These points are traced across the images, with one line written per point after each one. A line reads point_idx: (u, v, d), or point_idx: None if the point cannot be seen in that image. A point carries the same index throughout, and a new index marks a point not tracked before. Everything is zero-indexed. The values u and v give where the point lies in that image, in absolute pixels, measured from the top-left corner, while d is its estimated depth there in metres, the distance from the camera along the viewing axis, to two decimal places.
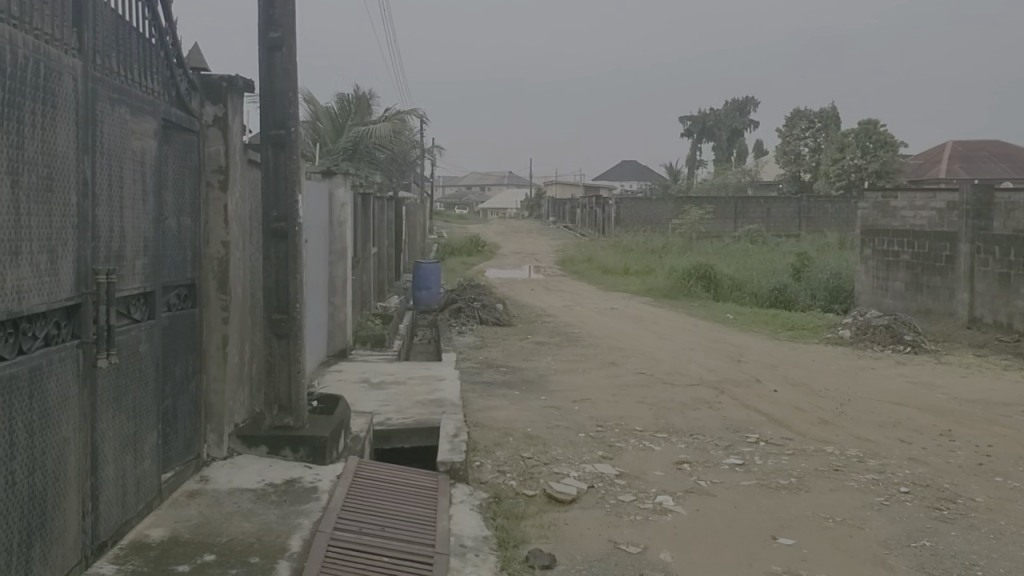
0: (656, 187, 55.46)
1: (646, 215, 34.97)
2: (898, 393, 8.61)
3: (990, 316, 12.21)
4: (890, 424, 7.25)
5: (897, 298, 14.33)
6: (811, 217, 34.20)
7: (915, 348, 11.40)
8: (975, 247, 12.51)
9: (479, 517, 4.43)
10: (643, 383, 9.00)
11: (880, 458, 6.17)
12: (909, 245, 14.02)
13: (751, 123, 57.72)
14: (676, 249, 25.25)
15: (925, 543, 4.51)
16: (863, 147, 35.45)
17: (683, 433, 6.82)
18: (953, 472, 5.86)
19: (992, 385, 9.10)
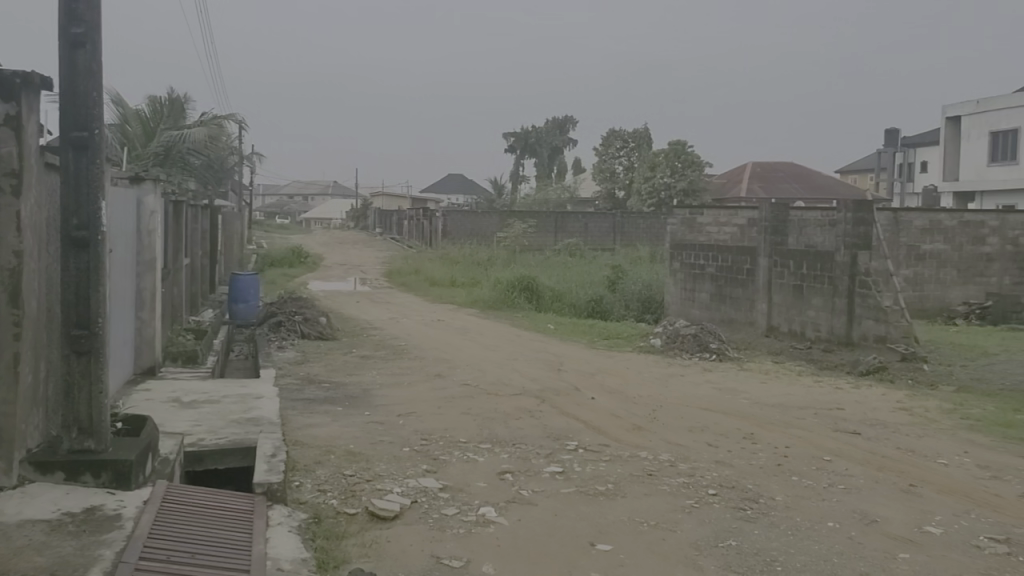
0: (481, 201, 56.22)
1: (471, 227, 35.22)
2: (705, 399, 9.09)
3: (786, 325, 13.14)
4: (699, 428, 7.63)
5: (704, 308, 15.16)
6: (625, 232, 35.63)
7: (721, 355, 12.08)
8: (772, 260, 13.42)
9: (298, 538, 4.30)
10: (466, 395, 9.05)
11: (691, 462, 6.48)
12: (714, 258, 14.88)
13: (571, 141, 59.73)
14: (500, 261, 25.69)
15: (731, 543, 4.77)
16: (672, 167, 37.34)
17: (506, 443, 6.90)
18: (755, 472, 6.24)
19: (787, 389, 9.78)
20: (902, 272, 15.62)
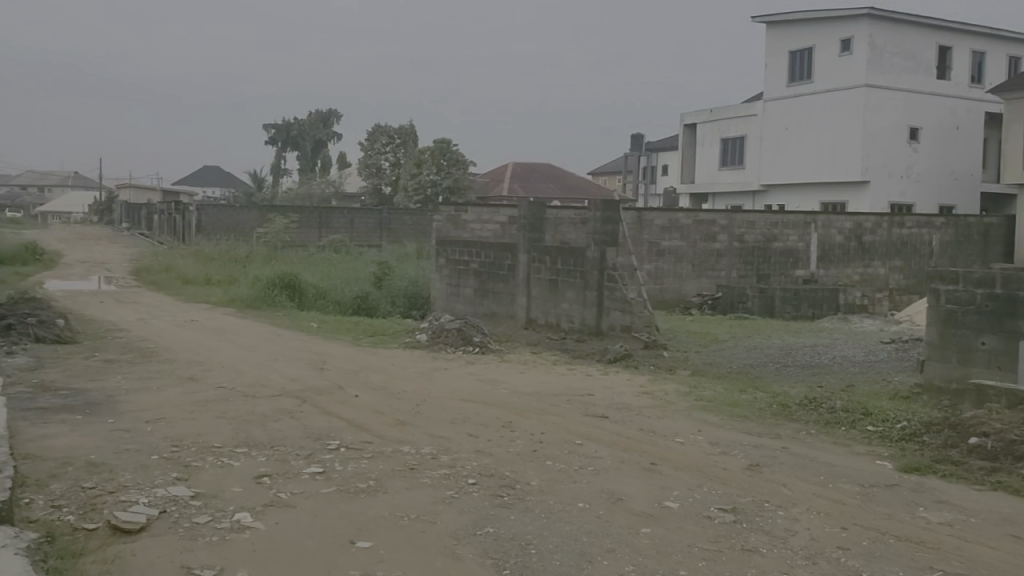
0: (240, 195, 54.06)
1: (230, 222, 33.75)
2: (466, 391, 9.30)
3: (543, 317, 13.71)
4: (460, 420, 7.80)
5: (467, 302, 15.50)
6: (391, 228, 35.59)
7: (482, 348, 12.39)
8: (530, 256, 13.95)
9: (27, 561, 3.95)
10: (223, 397, 8.70)
11: (451, 454, 6.62)
12: (476, 254, 15.24)
13: (335, 136, 58.85)
14: (262, 258, 24.85)
15: (488, 530, 4.93)
16: (437, 164, 37.86)
17: (264, 445, 6.70)
18: (512, 460, 6.48)
19: (544, 378, 10.22)
20: (645, 267, 16.87)
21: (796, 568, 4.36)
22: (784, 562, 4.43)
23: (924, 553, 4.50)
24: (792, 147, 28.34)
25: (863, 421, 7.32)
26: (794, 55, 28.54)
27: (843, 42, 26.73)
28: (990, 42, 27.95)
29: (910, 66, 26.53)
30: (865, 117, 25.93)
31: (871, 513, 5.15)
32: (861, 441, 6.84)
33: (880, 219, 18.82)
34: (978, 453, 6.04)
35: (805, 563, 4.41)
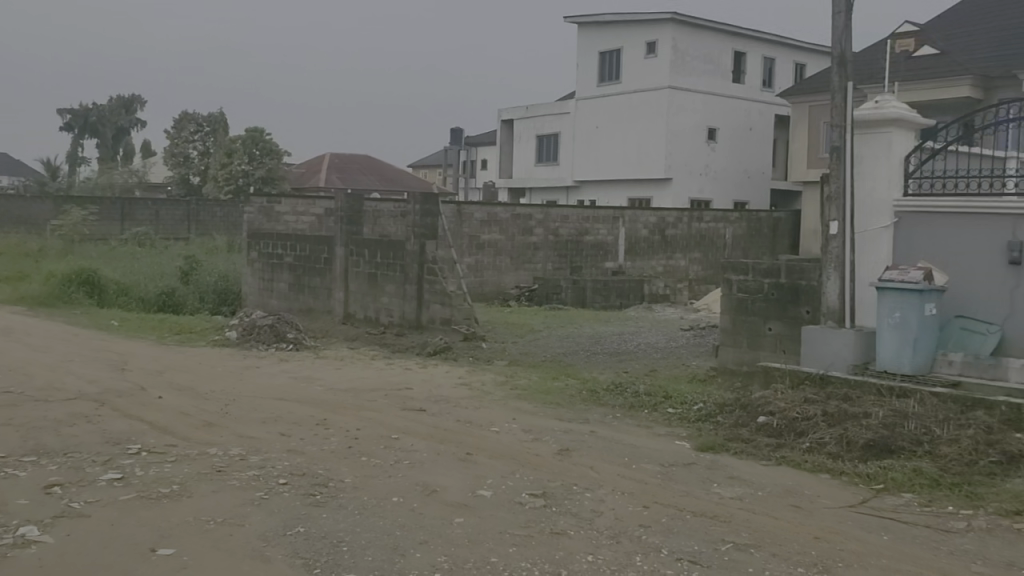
0: (30, 185, 50.04)
1: (18, 213, 31.15)
2: (280, 389, 9.05)
3: (361, 312, 13.55)
4: (272, 419, 7.58)
5: (282, 297, 15.07)
6: (200, 220, 34.01)
7: (297, 344, 12.08)
8: (347, 249, 13.75)
9: None
10: (8, 403, 8.03)
11: (262, 454, 6.43)
12: (291, 248, 14.84)
13: (138, 122, 55.57)
14: (55, 252, 23.10)
15: (299, 530, 4.83)
16: (250, 154, 36.55)
17: (55, 452, 6.25)
18: (326, 457, 6.37)
19: (360, 373, 10.10)
20: (464, 260, 16.97)
21: (601, 547, 4.55)
22: (590, 543, 4.60)
23: (717, 526, 4.81)
24: (602, 144, 29.41)
25: (665, 404, 7.71)
26: (604, 55, 29.62)
27: (648, 45, 27.98)
28: (779, 50, 30.11)
29: (709, 70, 28.16)
30: (670, 117, 27.30)
31: (670, 491, 5.44)
32: (664, 423, 7.21)
33: (683, 214, 19.89)
34: (764, 431, 6.51)
35: (610, 542, 4.60)
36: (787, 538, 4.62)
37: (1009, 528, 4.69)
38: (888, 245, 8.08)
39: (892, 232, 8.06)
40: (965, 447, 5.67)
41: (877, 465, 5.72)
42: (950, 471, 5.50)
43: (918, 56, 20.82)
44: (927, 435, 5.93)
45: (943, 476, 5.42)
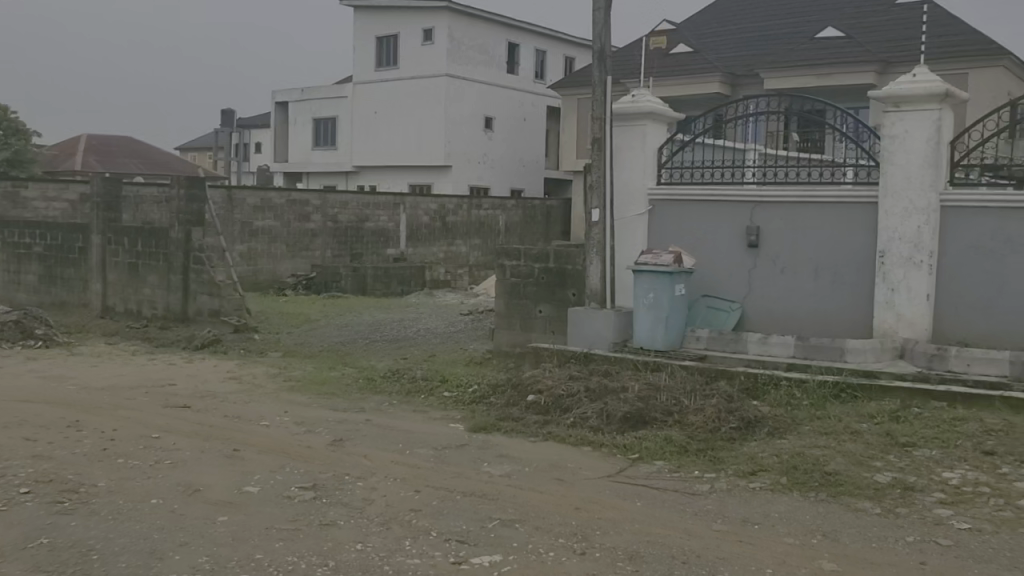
0: None
1: None
2: (25, 390, 8.31)
3: (121, 305, 12.71)
4: (15, 424, 6.95)
5: (30, 291, 13.83)
6: None
7: (48, 341, 11.14)
8: (106, 238, 12.86)
9: None
10: None
11: (2, 462, 5.88)
12: (40, 236, 13.66)
13: None
14: None
15: (43, 541, 4.47)
16: None
17: None
18: (78, 461, 5.93)
19: (120, 370, 9.48)
20: (236, 248, 16.21)
21: (370, 534, 4.54)
22: (360, 531, 4.58)
23: (485, 505, 4.94)
24: (381, 130, 29.16)
25: (440, 388, 7.80)
26: (380, 40, 29.42)
27: (425, 32, 28.08)
28: (550, 42, 31.20)
29: (484, 59, 28.69)
30: (447, 105, 27.55)
31: (441, 474, 5.52)
32: (438, 406, 7.30)
33: (461, 201, 20.18)
34: (532, 408, 6.75)
35: (379, 529, 4.60)
36: (551, 512, 4.82)
37: (745, 487, 5.15)
38: (641, 232, 8.77)
39: (646, 220, 8.77)
40: (709, 415, 6.16)
41: (633, 435, 6.08)
42: (696, 438, 5.94)
43: (675, 53, 22.26)
44: (677, 406, 6.38)
45: (691, 443, 5.85)
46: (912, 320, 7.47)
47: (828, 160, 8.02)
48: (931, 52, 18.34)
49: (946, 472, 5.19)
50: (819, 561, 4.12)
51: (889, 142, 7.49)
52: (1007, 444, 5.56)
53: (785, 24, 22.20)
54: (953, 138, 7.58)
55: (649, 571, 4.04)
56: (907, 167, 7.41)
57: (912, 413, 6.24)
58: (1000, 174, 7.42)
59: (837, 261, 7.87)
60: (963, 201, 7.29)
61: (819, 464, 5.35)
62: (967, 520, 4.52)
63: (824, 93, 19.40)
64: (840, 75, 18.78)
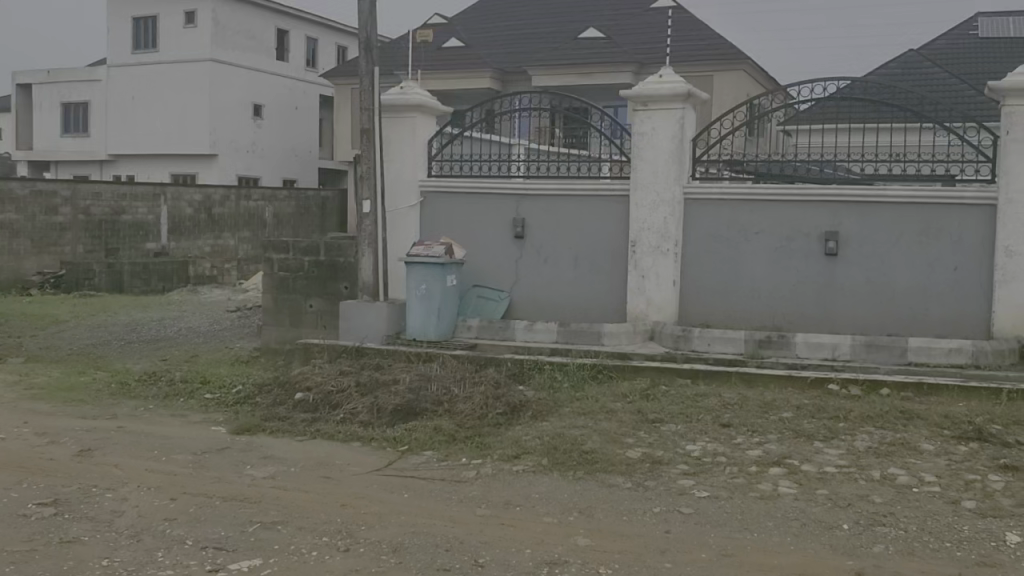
0: None
1: None
2: None
3: None
4: None
5: None
6: None
7: None
8: None
9: None
10: None
11: None
12: None
13: None
14: None
15: None
16: None
17: None
18: None
19: None
20: None
21: (118, 549, 4.27)
22: (107, 546, 4.30)
23: (246, 508, 4.78)
24: (140, 117, 27.38)
25: (201, 390, 7.46)
26: (137, 21, 27.64)
27: (187, 14, 26.68)
28: (321, 31, 30.60)
29: (252, 45, 27.64)
30: (213, 91, 26.31)
31: (201, 479, 5.29)
32: (199, 409, 6.98)
33: (228, 192, 19.33)
34: (300, 406, 6.62)
35: (129, 543, 4.34)
36: (315, 510, 4.74)
37: (509, 470, 5.31)
38: (413, 224, 8.87)
39: (418, 211, 8.86)
40: (478, 402, 6.30)
41: (403, 428, 6.09)
42: (464, 425, 6.04)
43: (446, 46, 22.49)
44: (446, 395, 6.47)
45: (458, 431, 5.94)
46: (662, 305, 8.09)
47: (587, 155, 8.50)
48: (679, 55, 19.74)
49: (690, 445, 5.61)
50: (574, 538, 4.32)
51: (638, 139, 8.05)
52: (740, 416, 6.10)
53: (551, 21, 23.06)
54: (694, 135, 8.15)
55: (412, 562, 4.08)
56: (654, 163, 8.00)
57: (660, 391, 6.70)
58: (742, 170, 8.01)
59: (595, 251, 8.36)
60: (703, 194, 7.99)
61: (578, 444, 5.62)
62: (706, 489, 4.91)
63: (585, 91, 20.38)
64: (600, 74, 19.78)
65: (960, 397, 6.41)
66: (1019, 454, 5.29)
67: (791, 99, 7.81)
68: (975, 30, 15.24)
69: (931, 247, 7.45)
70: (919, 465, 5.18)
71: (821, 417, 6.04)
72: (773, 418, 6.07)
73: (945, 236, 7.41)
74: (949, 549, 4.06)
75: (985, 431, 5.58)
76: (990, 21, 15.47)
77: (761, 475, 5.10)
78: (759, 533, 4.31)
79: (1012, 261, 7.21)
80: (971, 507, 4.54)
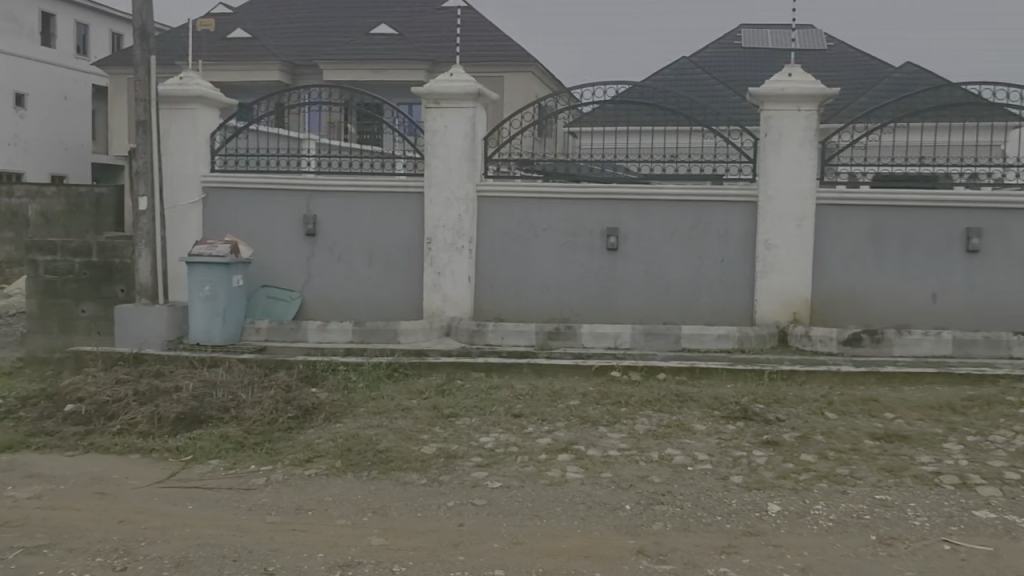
0: None
1: None
2: None
3: None
4: None
5: None
6: None
7: None
8: None
9: None
10: None
11: None
12: None
13: None
14: None
15: None
16: None
17: None
18: None
19: None
20: None
21: None
22: None
23: (7, 534, 4.39)
24: None
25: None
26: None
27: None
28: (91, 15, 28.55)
29: (12, 28, 25.35)
30: None
31: None
32: None
33: None
34: (71, 419, 6.16)
35: None
36: (88, 530, 4.43)
37: (300, 474, 5.19)
38: (196, 221, 8.48)
39: (201, 208, 8.48)
40: (267, 407, 6.12)
41: (186, 437, 5.81)
42: (253, 431, 5.84)
43: (231, 36, 21.53)
44: (234, 401, 6.23)
45: (247, 438, 5.74)
46: (456, 301, 8.17)
47: (379, 152, 8.40)
48: (471, 55, 20.05)
49: (483, 437, 5.71)
50: (367, 538, 4.28)
51: (429, 137, 8.09)
52: (531, 406, 6.29)
53: (341, 15, 22.72)
54: (484, 134, 8.31)
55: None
56: (446, 160, 8.07)
57: (455, 386, 6.78)
58: (531, 169, 8.25)
59: (388, 248, 8.32)
60: (494, 192, 8.15)
61: (371, 443, 5.59)
62: (498, 479, 5.02)
63: (378, 87, 20.26)
64: (392, 70, 19.72)
65: (727, 379, 6.92)
66: (778, 430, 5.79)
67: (576, 101, 8.12)
68: (738, 40, 16.46)
69: (702, 242, 7.99)
70: (693, 444, 5.55)
71: (604, 403, 6.33)
72: (562, 406, 6.30)
73: (713, 231, 7.97)
74: (719, 522, 4.37)
75: (750, 410, 6.06)
76: (750, 33, 16.77)
77: (550, 462, 5.27)
78: (549, 520, 4.46)
79: (771, 254, 7.84)
80: (738, 481, 4.91)
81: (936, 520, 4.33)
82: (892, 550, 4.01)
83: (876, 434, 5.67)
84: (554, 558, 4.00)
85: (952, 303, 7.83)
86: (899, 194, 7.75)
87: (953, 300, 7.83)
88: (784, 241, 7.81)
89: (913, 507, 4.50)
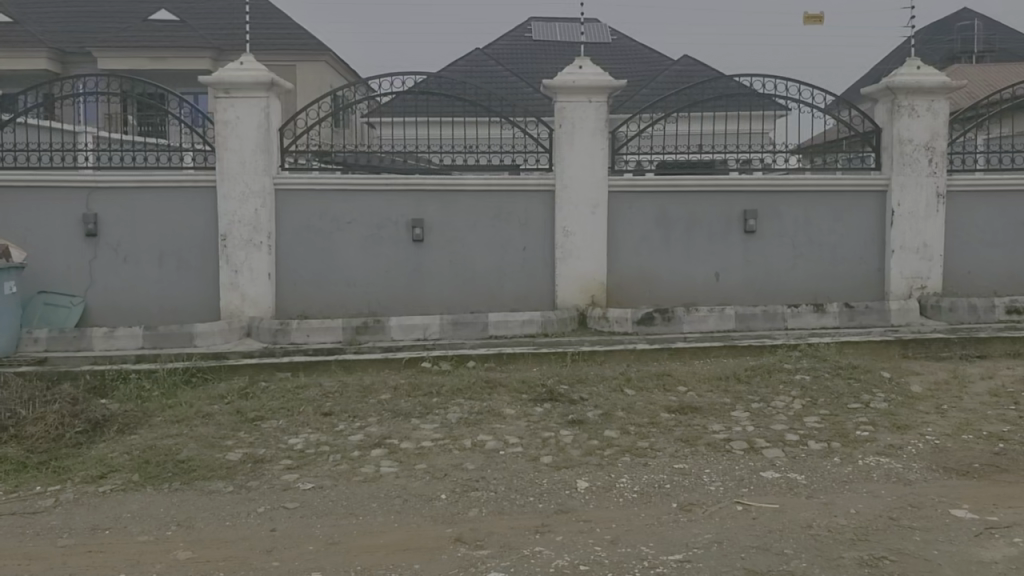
0: None
1: None
2: None
3: None
4: None
5: None
6: None
7: None
8: None
9: None
10: None
11: None
12: None
13: None
14: None
15: None
16: None
17: None
18: None
19: None
20: None
21: None
22: None
23: None
24: None
25: None
26: None
27: None
28: None
29: None
30: None
31: None
32: None
33: None
34: None
35: None
36: None
37: (94, 493, 4.84)
38: None
39: None
40: (51, 422, 5.65)
41: None
42: (36, 450, 5.38)
43: None
44: (12, 419, 5.71)
45: (29, 457, 5.28)
46: (257, 299, 7.89)
47: (165, 145, 7.94)
48: (260, 43, 19.38)
49: (292, 439, 5.56)
50: (174, 553, 4.06)
51: (220, 128, 7.74)
52: (341, 403, 6.19)
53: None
54: (280, 125, 8.05)
55: None
56: (240, 153, 7.76)
57: (259, 387, 6.54)
58: (329, 161, 8.06)
59: (180, 247, 7.90)
60: (293, 185, 7.91)
61: (171, 454, 5.30)
62: (310, 481, 4.90)
63: (159, 77, 19.16)
64: (175, 58, 18.70)
65: (533, 363, 7.11)
66: (583, 409, 6.01)
67: (373, 92, 8.01)
68: (529, 33, 16.87)
69: (503, 230, 8.15)
70: (503, 429, 5.65)
71: (416, 395, 6.33)
72: (372, 401, 6.24)
73: (513, 220, 8.14)
74: (532, 503, 4.49)
75: (555, 392, 6.25)
76: (541, 26, 17.19)
77: (363, 459, 5.20)
78: (366, 516, 4.41)
79: (568, 241, 8.12)
80: (548, 462, 5.06)
81: (728, 483, 4.66)
82: (691, 515, 4.27)
83: (671, 407, 6.00)
84: (372, 554, 3.96)
85: (732, 281, 8.42)
86: (681, 180, 8.23)
87: (733, 279, 8.42)
88: (579, 228, 8.11)
89: (708, 473, 4.82)
